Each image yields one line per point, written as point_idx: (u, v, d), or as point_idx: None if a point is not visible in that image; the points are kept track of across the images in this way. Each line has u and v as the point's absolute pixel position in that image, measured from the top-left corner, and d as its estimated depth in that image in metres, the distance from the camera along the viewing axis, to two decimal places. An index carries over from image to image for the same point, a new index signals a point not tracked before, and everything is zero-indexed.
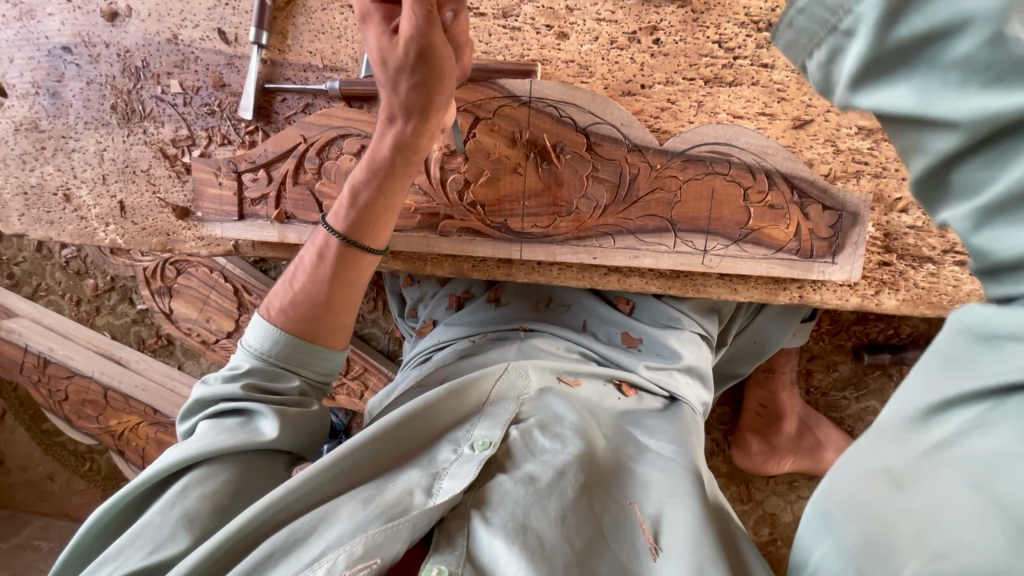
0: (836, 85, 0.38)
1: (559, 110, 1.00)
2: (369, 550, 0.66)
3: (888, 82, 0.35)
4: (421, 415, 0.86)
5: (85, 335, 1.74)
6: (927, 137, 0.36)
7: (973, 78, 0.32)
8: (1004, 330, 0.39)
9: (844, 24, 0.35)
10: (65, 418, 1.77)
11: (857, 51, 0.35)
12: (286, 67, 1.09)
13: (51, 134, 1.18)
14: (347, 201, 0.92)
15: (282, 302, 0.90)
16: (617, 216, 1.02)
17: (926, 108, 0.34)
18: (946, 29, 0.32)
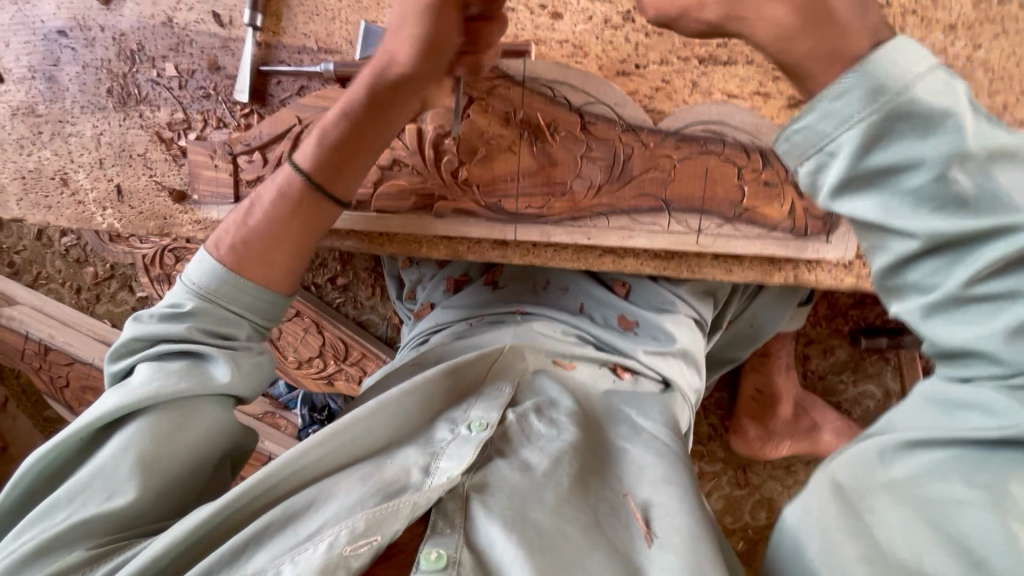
0: (822, 190, 0.57)
1: (553, 89, 1.00)
2: (369, 526, 0.67)
3: (861, 196, 0.55)
4: (416, 395, 0.88)
5: (85, 322, 1.74)
6: (889, 240, 0.55)
7: (916, 201, 0.52)
8: (968, 400, 0.52)
9: (829, 147, 0.54)
10: (68, 404, 1.78)
11: (837, 168, 0.54)
12: (281, 49, 1.09)
13: (48, 119, 1.18)
14: (314, 142, 0.95)
15: (229, 242, 0.92)
16: (611, 196, 1.02)
17: (887, 218, 0.53)
18: (899, 162, 0.52)
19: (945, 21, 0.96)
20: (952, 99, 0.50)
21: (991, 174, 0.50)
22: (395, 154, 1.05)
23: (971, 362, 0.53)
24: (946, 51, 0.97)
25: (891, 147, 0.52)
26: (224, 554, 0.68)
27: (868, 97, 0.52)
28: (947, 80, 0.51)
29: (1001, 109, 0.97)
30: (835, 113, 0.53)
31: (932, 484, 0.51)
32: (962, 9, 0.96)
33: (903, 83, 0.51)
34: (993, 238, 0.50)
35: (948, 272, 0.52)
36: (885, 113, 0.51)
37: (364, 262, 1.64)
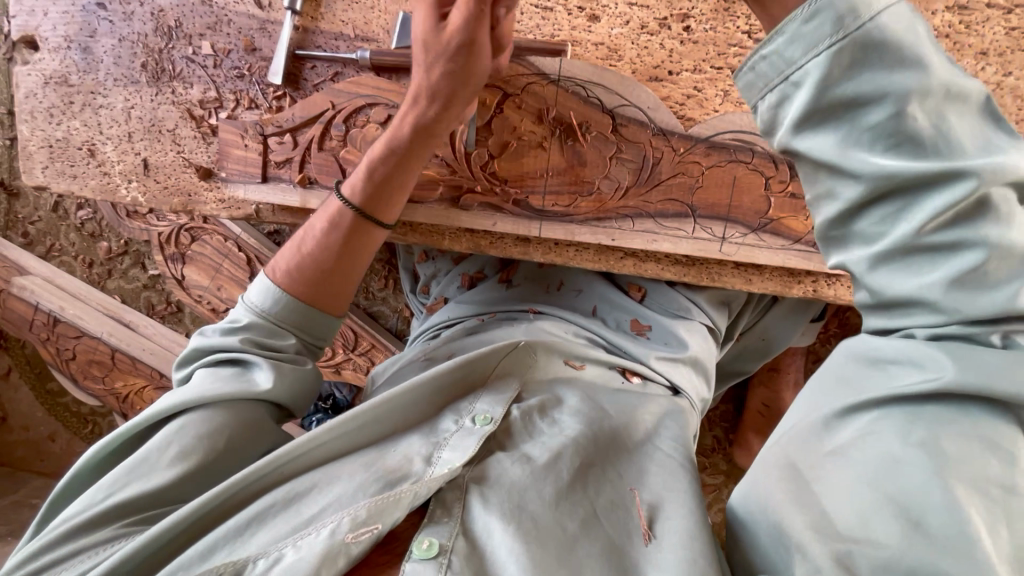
0: (782, 124, 0.58)
1: (587, 90, 1.01)
2: (371, 515, 0.68)
3: (824, 128, 0.55)
4: (427, 386, 0.87)
5: (96, 296, 1.74)
6: (837, 182, 0.56)
7: (882, 144, 0.53)
8: (886, 354, 0.57)
9: (795, 76, 0.55)
10: (71, 377, 1.75)
11: (801, 100, 0.55)
12: (317, 34, 1.10)
13: (81, 89, 1.19)
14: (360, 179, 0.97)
15: (286, 263, 0.95)
16: (638, 199, 1.03)
17: (844, 154, 0.54)
18: (860, 100, 0.53)
19: (977, 46, 0.98)
20: (915, 33, 0.52)
21: (943, 118, 0.52)
22: None
23: (911, 311, 0.56)
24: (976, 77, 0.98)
25: (864, 79, 0.53)
26: (232, 529, 0.69)
27: (834, 25, 0.52)
28: (917, 23, 0.53)
29: None
30: (803, 37, 0.54)
31: (874, 444, 0.54)
32: (995, 35, 0.97)
33: (876, 22, 0.51)
34: (941, 186, 0.52)
35: (894, 221, 0.55)
36: (853, 53, 0.52)
37: (378, 253, 1.63)
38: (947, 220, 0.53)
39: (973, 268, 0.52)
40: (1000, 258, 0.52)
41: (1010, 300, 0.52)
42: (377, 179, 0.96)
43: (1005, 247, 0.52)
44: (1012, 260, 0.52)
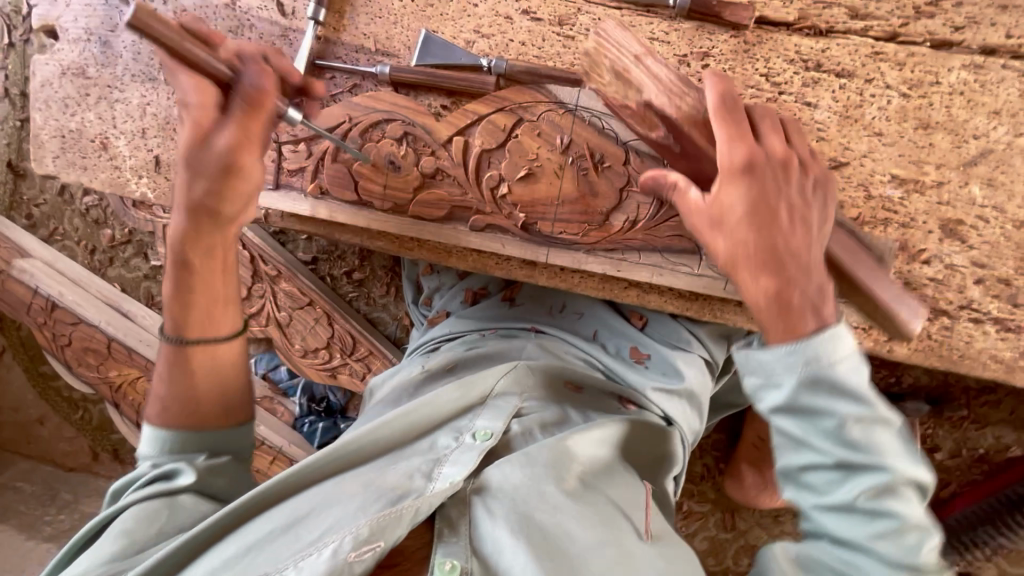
0: (762, 402, 0.70)
1: (603, 121, 1.01)
2: (372, 533, 0.68)
3: (792, 417, 0.68)
4: (423, 406, 0.89)
5: (96, 284, 1.74)
6: (798, 452, 0.68)
7: (832, 439, 0.65)
8: (842, 556, 0.65)
9: (773, 377, 0.69)
10: (65, 362, 1.73)
11: (777, 396, 0.68)
12: (339, 46, 1.11)
13: (98, 82, 1.19)
14: (170, 309, 0.92)
15: (154, 408, 0.91)
16: (646, 232, 1.03)
17: (802, 434, 0.67)
18: (823, 408, 0.65)
19: (991, 105, 0.99)
20: (854, 370, 0.66)
21: (876, 435, 0.64)
22: (439, 164, 1.06)
23: (853, 555, 0.64)
24: (988, 135, 1.00)
25: (820, 394, 0.66)
26: (231, 555, 0.73)
27: (798, 357, 0.67)
28: (863, 369, 0.67)
29: None
30: (775, 354, 0.69)
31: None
32: (1010, 96, 0.98)
33: (832, 361, 0.66)
34: (873, 472, 0.64)
35: (837, 484, 0.66)
36: (815, 374, 0.66)
37: (383, 260, 1.65)
38: (877, 504, 0.63)
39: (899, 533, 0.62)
40: (913, 535, 0.63)
41: (917, 564, 0.62)
42: (197, 289, 0.91)
43: (916, 526, 0.63)
44: (924, 536, 0.63)
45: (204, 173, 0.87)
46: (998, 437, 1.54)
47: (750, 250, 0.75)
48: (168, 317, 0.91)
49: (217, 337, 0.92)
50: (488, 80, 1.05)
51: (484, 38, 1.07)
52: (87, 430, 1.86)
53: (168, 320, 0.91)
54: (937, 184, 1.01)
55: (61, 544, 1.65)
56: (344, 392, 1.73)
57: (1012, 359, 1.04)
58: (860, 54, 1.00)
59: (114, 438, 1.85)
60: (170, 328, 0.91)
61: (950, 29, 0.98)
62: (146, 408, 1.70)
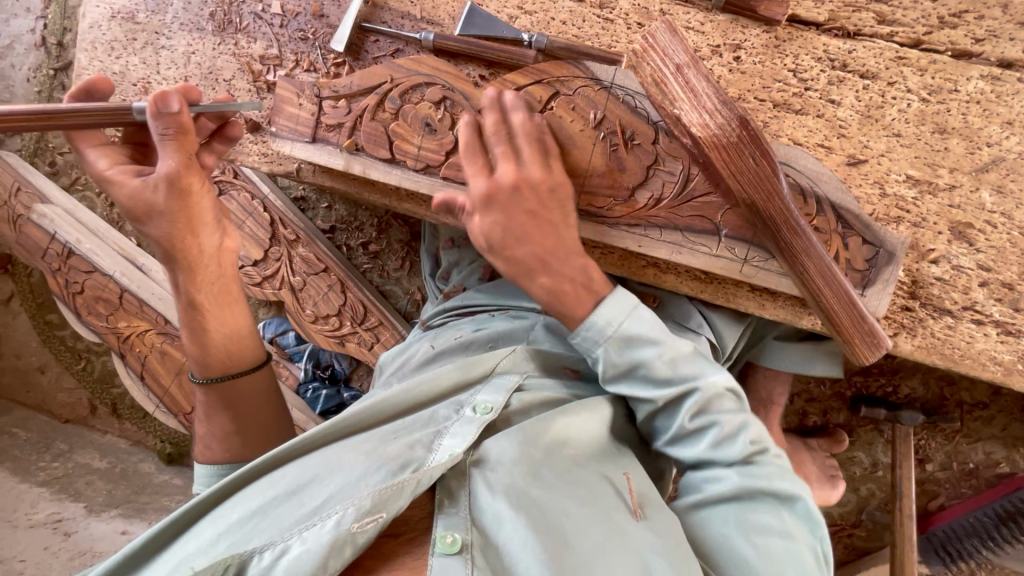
0: (605, 375, 0.90)
1: (637, 100, 1.05)
2: (375, 505, 0.71)
3: (623, 380, 0.89)
4: (422, 385, 0.96)
5: (113, 235, 1.75)
6: (640, 401, 0.89)
7: (652, 384, 0.87)
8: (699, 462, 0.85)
9: (596, 353, 0.89)
10: (74, 310, 1.73)
11: (602, 363, 0.89)
12: (385, 11, 1.15)
13: (145, 28, 1.22)
14: (195, 358, 1.02)
15: (200, 446, 1.03)
16: (669, 211, 1.07)
17: (635, 392, 0.88)
18: (641, 363, 0.87)
19: (1005, 116, 1.04)
20: (638, 320, 0.88)
21: (679, 365, 0.86)
22: None
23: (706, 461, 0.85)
24: (1000, 144, 1.04)
25: (627, 350, 0.87)
26: (237, 521, 0.78)
27: (601, 327, 0.88)
28: (643, 315, 0.89)
29: None
30: (590, 329, 0.89)
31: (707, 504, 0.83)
32: (1023, 108, 1.03)
33: (613, 326, 0.88)
34: (690, 396, 0.85)
35: (675, 418, 0.87)
36: (620, 339, 0.87)
37: (400, 234, 1.69)
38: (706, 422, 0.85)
39: (723, 437, 0.83)
40: (737, 429, 0.84)
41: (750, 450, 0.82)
42: (212, 332, 1.02)
43: (734, 422, 0.84)
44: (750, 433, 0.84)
45: (162, 218, 0.94)
46: (988, 453, 1.57)
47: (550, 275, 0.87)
48: (193, 365, 1.03)
49: (240, 371, 1.04)
50: (528, 53, 1.10)
51: (527, 14, 1.12)
52: (87, 381, 1.87)
53: (195, 368, 1.03)
54: (949, 188, 1.06)
55: (55, 490, 1.63)
56: (349, 362, 1.74)
57: (1011, 361, 1.08)
58: (885, 58, 1.05)
59: (114, 391, 1.85)
60: (200, 375, 1.03)
61: (971, 41, 1.04)
62: (151, 362, 1.69)
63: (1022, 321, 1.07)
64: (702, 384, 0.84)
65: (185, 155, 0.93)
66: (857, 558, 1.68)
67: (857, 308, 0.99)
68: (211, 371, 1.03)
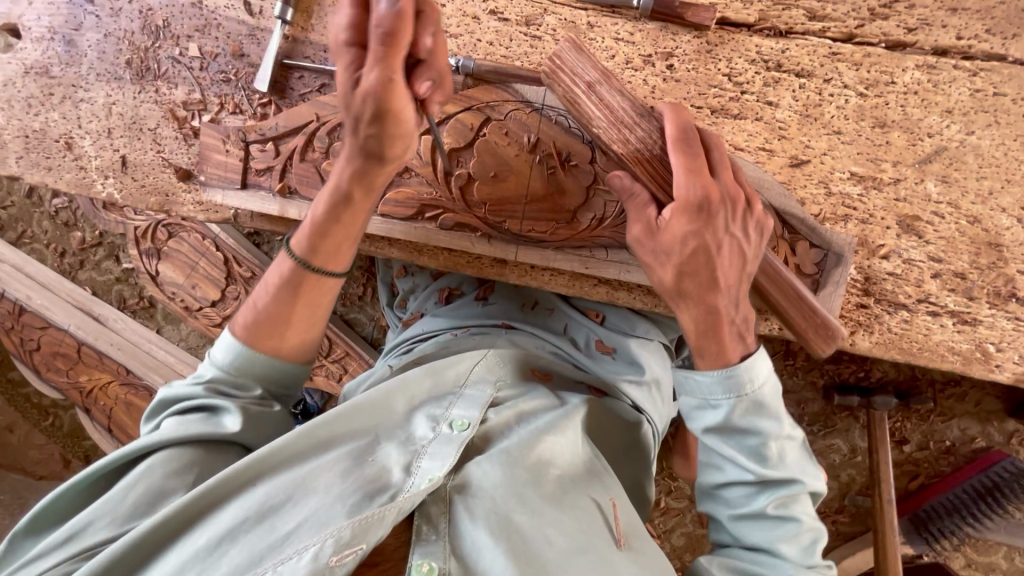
0: (700, 424, 0.82)
1: (569, 120, 1.03)
2: (355, 535, 0.66)
3: (721, 435, 0.80)
4: (396, 391, 0.87)
5: (65, 288, 1.70)
6: (723, 466, 0.81)
7: (745, 450, 0.79)
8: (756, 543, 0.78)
9: (713, 401, 0.80)
10: (34, 368, 1.71)
11: (713, 414, 0.80)
12: (307, 45, 1.10)
13: (62, 81, 1.17)
14: (309, 230, 0.92)
15: (244, 315, 0.91)
16: (613, 229, 1.04)
17: (723, 450, 0.80)
18: (748, 427, 0.78)
19: (943, 104, 1.02)
20: (775, 390, 0.80)
21: (785, 451, 0.79)
22: (407, 162, 1.07)
23: (765, 547, 0.77)
24: (941, 133, 1.03)
25: (747, 414, 0.78)
26: (200, 547, 0.68)
27: (724, 384, 0.79)
28: (778, 386, 0.81)
29: (986, 194, 1.03)
30: (717, 376, 0.79)
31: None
32: (961, 96, 1.01)
33: (754, 385, 0.78)
34: (783, 484, 0.78)
35: (753, 498, 0.79)
36: (741, 401, 0.78)
37: (360, 260, 1.64)
38: (783, 511, 0.77)
39: (799, 532, 0.77)
40: (808, 536, 0.78)
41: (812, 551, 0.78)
42: (342, 224, 0.93)
43: (811, 529, 0.78)
44: (816, 535, 0.78)
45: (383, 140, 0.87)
46: (964, 429, 1.57)
47: (693, 282, 0.82)
48: (300, 236, 0.92)
49: (333, 274, 0.93)
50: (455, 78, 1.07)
51: (452, 38, 1.08)
52: (57, 436, 1.83)
53: (299, 238, 0.92)
54: (893, 182, 1.04)
55: None
56: (320, 395, 1.70)
57: (969, 350, 1.06)
58: (818, 55, 1.03)
59: (86, 443, 1.82)
60: (297, 246, 0.92)
61: (903, 31, 1.01)
62: (118, 414, 1.67)
63: (977, 309, 1.06)
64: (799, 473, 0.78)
65: (392, 72, 0.79)
66: (845, 544, 1.67)
67: (809, 305, 0.97)
68: (315, 254, 0.92)
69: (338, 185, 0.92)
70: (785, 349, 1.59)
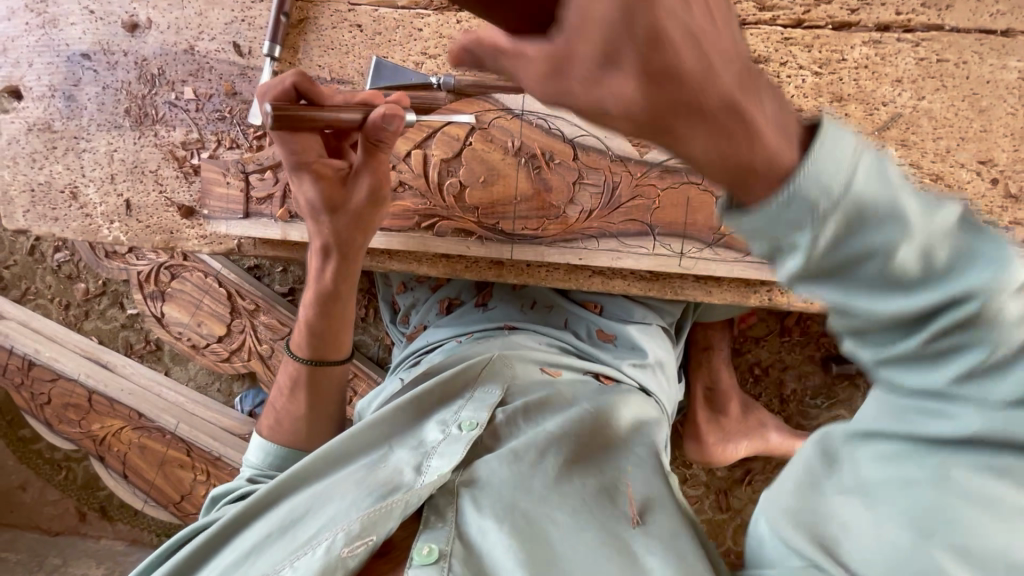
0: (788, 272, 0.45)
1: (549, 122, 1.09)
2: (363, 529, 0.75)
3: (820, 283, 0.45)
4: (409, 405, 0.93)
5: (72, 339, 1.73)
6: (854, 321, 0.46)
7: (884, 287, 0.43)
8: (928, 419, 0.48)
9: (795, 235, 0.43)
10: (45, 422, 1.72)
11: (796, 260, 0.44)
12: None
13: (64, 135, 1.23)
14: (303, 334, 1.06)
15: (271, 421, 1.06)
16: (601, 220, 1.10)
17: (846, 304, 0.45)
18: (878, 249, 0.42)
19: (893, 75, 1.10)
20: (887, 178, 0.41)
21: (937, 249, 0.42)
22: (401, 177, 1.12)
23: (936, 420, 0.47)
24: (895, 101, 1.10)
25: (855, 231, 0.42)
26: (248, 551, 0.81)
27: (798, 208, 0.42)
28: (883, 160, 0.42)
29: (944, 153, 1.10)
30: (788, 196, 0.42)
31: (916, 497, 0.49)
32: (908, 65, 1.09)
33: (844, 183, 0.41)
34: (956, 302, 0.42)
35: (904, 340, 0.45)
36: (837, 218, 0.41)
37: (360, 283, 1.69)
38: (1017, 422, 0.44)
39: (990, 364, 0.43)
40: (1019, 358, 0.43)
41: None
42: (328, 317, 1.05)
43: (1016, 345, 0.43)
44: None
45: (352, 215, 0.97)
46: None
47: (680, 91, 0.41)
48: (299, 339, 1.06)
49: (332, 362, 1.06)
50: (438, 96, 1.10)
51: (431, 58, 1.15)
52: (71, 489, 1.82)
53: (298, 342, 1.06)
54: None
55: None
56: None
57: None
58: (772, 42, 1.11)
59: (100, 493, 1.81)
60: (299, 350, 1.06)
61: (847, 12, 1.10)
62: (132, 458, 1.69)
63: None
64: (977, 279, 0.41)
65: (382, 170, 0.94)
66: None
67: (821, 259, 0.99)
68: (314, 352, 1.05)
69: (317, 286, 1.03)
70: (780, 327, 1.58)
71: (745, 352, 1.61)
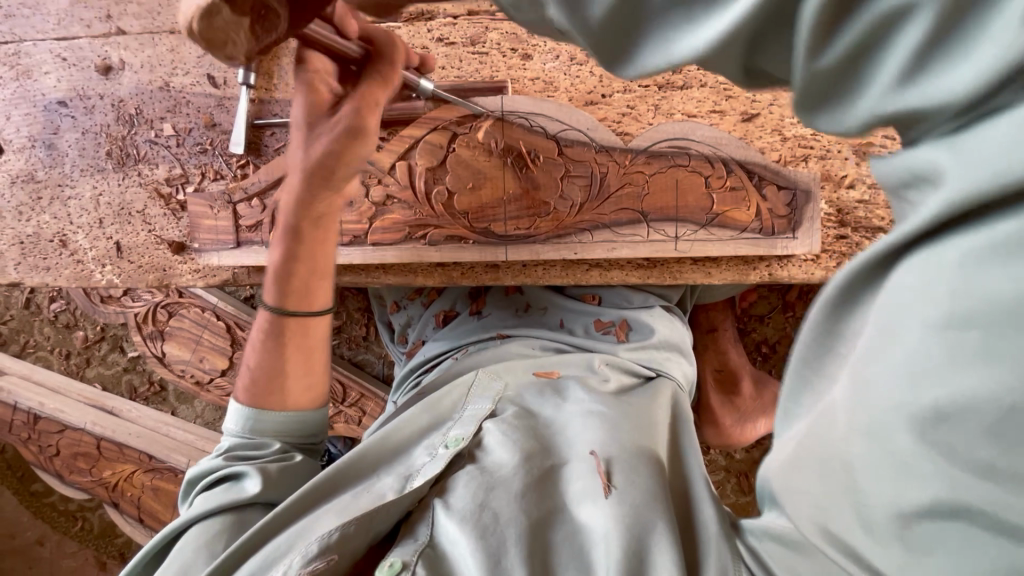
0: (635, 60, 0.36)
1: (530, 120, 1.09)
2: (325, 547, 0.76)
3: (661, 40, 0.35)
4: (398, 430, 0.91)
5: (76, 388, 1.72)
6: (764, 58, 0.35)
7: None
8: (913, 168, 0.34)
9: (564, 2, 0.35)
10: (56, 474, 1.70)
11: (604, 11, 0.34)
12: (273, 103, 1.16)
13: (48, 184, 1.23)
14: (273, 280, 1.02)
15: (244, 382, 1.01)
16: (592, 212, 1.10)
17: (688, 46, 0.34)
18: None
19: None
20: None
21: None
22: (388, 191, 1.12)
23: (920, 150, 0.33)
24: None
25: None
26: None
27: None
28: None
29: None
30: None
31: (898, 307, 0.36)
32: None
33: None
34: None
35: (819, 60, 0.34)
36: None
37: (358, 302, 1.67)
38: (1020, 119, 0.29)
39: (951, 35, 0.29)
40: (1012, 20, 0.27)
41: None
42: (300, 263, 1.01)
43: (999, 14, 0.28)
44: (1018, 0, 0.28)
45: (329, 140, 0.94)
46: None
47: None
48: (269, 287, 1.02)
49: (309, 309, 1.02)
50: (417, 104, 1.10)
51: None
52: (90, 540, 1.80)
53: (269, 290, 1.02)
54: None
55: None
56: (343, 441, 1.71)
57: None
58: None
59: (119, 540, 1.79)
60: (269, 297, 1.01)
61: None
62: (147, 502, 1.67)
63: None
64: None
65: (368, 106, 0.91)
66: None
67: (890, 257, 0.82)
68: (285, 301, 1.01)
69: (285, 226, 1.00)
70: (783, 303, 1.55)
71: (751, 331, 1.59)
